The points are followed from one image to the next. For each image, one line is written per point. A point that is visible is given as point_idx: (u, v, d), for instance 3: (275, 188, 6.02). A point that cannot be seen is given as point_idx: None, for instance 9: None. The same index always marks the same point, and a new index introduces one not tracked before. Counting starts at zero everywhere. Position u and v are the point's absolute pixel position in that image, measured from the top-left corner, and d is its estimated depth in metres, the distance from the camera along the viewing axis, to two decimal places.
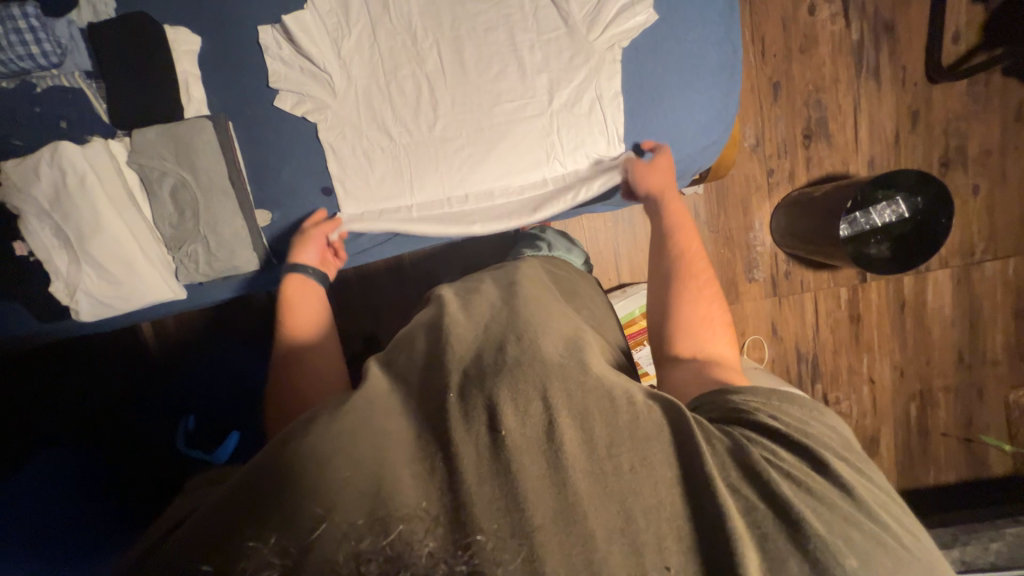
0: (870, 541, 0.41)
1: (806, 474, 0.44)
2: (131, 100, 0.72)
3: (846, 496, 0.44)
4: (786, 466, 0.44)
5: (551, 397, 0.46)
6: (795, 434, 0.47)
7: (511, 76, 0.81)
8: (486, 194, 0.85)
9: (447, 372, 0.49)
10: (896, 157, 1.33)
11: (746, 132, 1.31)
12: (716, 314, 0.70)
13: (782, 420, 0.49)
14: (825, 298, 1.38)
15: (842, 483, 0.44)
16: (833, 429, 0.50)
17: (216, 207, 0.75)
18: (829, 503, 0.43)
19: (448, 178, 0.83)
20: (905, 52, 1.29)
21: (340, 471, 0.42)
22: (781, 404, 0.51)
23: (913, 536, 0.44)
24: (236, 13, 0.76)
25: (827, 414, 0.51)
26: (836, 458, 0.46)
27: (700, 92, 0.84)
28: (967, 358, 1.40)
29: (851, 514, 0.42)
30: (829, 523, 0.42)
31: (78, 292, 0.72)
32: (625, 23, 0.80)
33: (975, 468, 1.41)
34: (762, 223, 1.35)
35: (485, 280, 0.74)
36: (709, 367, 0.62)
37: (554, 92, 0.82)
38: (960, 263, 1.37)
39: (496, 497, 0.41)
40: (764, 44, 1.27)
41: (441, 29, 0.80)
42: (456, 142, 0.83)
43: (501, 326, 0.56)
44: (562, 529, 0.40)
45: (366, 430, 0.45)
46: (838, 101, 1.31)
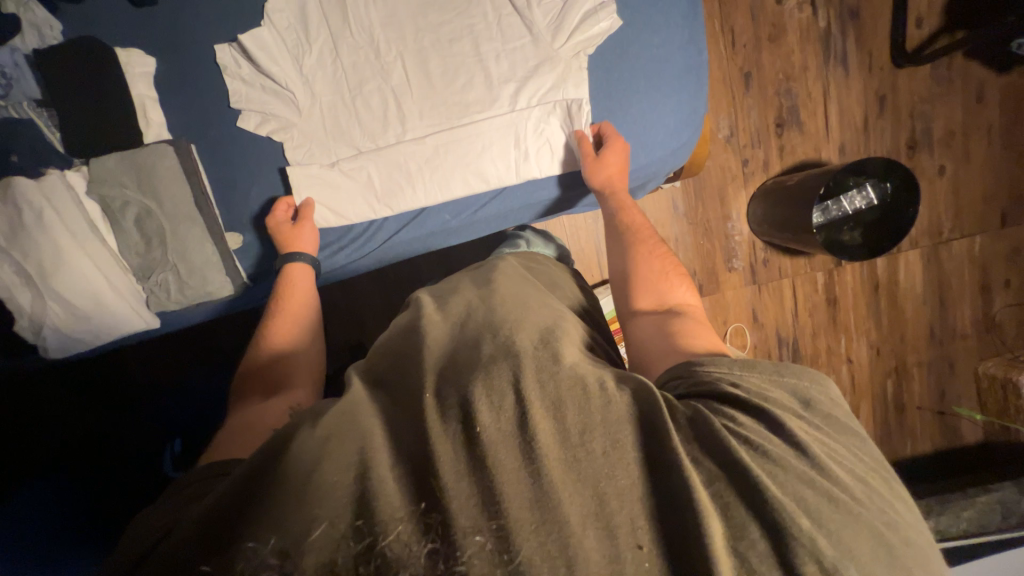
0: (826, 498, 0.42)
1: (772, 441, 0.45)
2: (88, 128, 0.70)
3: (803, 456, 0.44)
4: (747, 434, 0.45)
5: (522, 388, 0.46)
6: (757, 400, 0.48)
7: (477, 87, 0.81)
8: (459, 204, 0.84)
9: (423, 376, 0.50)
10: (865, 141, 1.36)
11: (719, 123, 1.32)
12: (668, 268, 0.75)
13: (744, 388, 0.50)
14: (802, 283, 1.41)
15: (800, 446, 0.45)
16: (799, 395, 0.51)
17: (183, 234, 0.73)
18: (788, 466, 0.43)
19: (420, 189, 0.82)
20: (870, 37, 1.31)
21: (325, 476, 0.41)
22: (742, 373, 0.52)
23: (874, 493, 0.44)
24: (193, 32, 0.74)
25: (792, 376, 0.52)
26: (796, 423, 0.47)
27: (668, 94, 0.85)
28: (938, 333, 1.45)
29: (809, 474, 0.43)
30: (789, 484, 0.42)
31: (45, 328, 0.70)
32: (589, 29, 0.79)
33: (948, 438, 1.47)
34: (739, 212, 1.37)
35: (464, 280, 0.73)
36: (673, 321, 0.65)
37: (521, 99, 0.82)
38: (930, 242, 1.42)
39: (474, 493, 0.41)
40: (733, 36, 1.28)
41: (405, 43, 0.79)
42: (425, 153, 0.81)
43: (478, 324, 0.58)
44: (537, 519, 0.39)
45: (350, 435, 0.44)
46: (807, 88, 1.32)
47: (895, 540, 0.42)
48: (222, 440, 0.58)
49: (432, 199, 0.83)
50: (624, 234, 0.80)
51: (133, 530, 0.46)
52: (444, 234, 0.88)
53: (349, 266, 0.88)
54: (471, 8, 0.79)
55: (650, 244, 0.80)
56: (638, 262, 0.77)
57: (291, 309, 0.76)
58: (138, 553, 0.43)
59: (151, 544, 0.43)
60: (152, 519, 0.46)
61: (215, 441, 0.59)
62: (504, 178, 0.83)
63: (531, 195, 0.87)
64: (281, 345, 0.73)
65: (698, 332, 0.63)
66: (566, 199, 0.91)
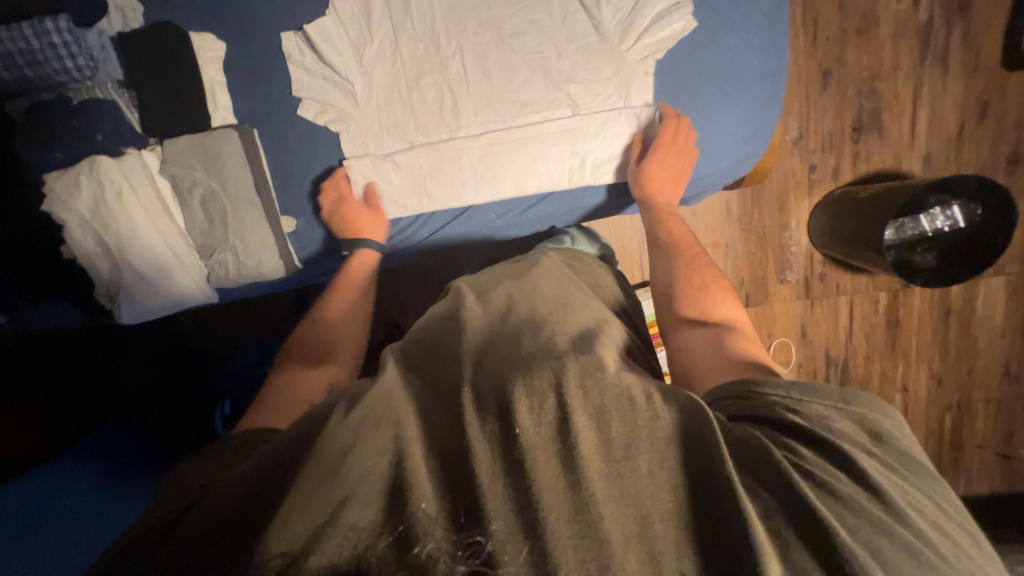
0: (906, 553, 0.38)
1: (836, 477, 0.42)
2: (165, 111, 0.75)
3: (878, 501, 0.41)
4: (808, 466, 0.43)
5: (565, 393, 0.45)
6: (819, 430, 0.45)
7: (535, 85, 0.78)
8: (506, 200, 0.84)
9: (461, 367, 0.50)
10: (957, 153, 1.22)
11: (788, 124, 1.22)
12: (715, 284, 0.72)
13: (803, 415, 0.47)
14: (861, 302, 1.32)
15: (873, 487, 0.42)
16: (864, 423, 0.47)
17: (243, 216, 0.77)
18: (861, 510, 0.40)
19: (470, 183, 0.82)
20: (980, 34, 1.16)
21: (359, 460, 0.42)
22: (802, 398, 0.49)
23: (957, 550, 0.40)
24: (262, 20, 0.76)
25: (857, 404, 0.48)
26: (865, 460, 0.44)
27: (739, 101, 0.80)
28: (1014, 370, 1.32)
29: (886, 523, 0.40)
30: (862, 529, 0.39)
31: (119, 296, 0.76)
32: (659, 32, 0.76)
33: (1009, 483, 1.35)
34: (799, 221, 1.28)
35: (502, 270, 0.72)
36: (727, 335, 0.62)
37: (581, 99, 0.78)
38: (1018, 270, 1.27)
39: (509, 496, 0.40)
40: (816, 28, 1.17)
41: (465, 36, 0.77)
42: (478, 151, 0.80)
43: (517, 320, 0.57)
44: (575, 532, 0.39)
45: (385, 423, 0.45)
46: (896, 90, 1.19)
47: None
48: (264, 403, 0.62)
49: (482, 197, 0.82)
50: (675, 253, 0.78)
51: (164, 492, 0.49)
52: (489, 230, 0.89)
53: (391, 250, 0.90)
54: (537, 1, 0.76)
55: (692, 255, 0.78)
56: (682, 275, 0.74)
57: (346, 288, 0.82)
58: (167, 518, 0.44)
59: (178, 512, 0.45)
60: (184, 483, 0.48)
61: (260, 402, 0.63)
62: (556, 183, 0.82)
63: (578, 197, 0.86)
64: (328, 322, 0.78)
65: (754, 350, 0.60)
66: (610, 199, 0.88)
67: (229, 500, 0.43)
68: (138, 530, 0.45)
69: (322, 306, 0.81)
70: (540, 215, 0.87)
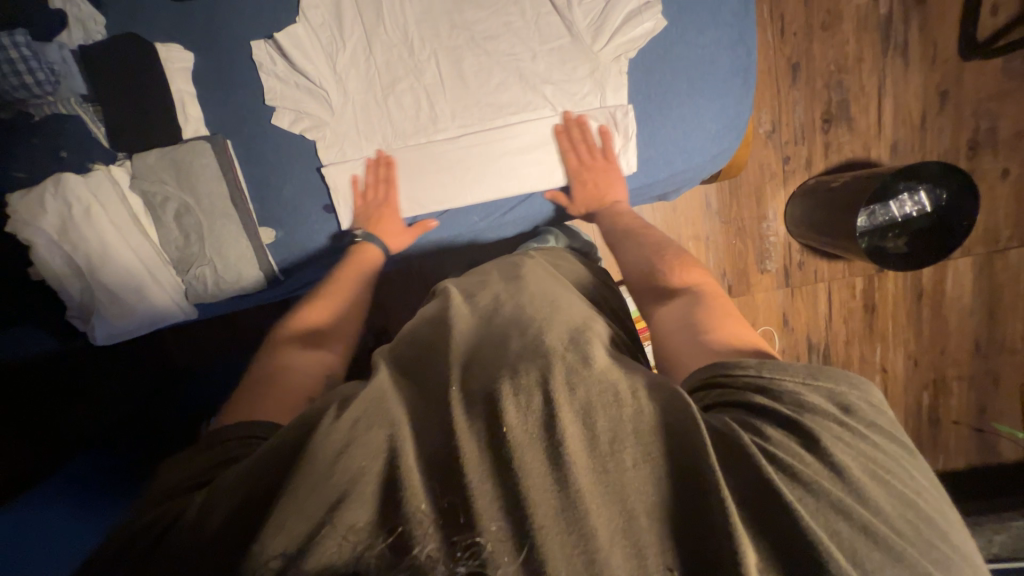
0: (863, 534, 0.40)
1: (803, 462, 0.43)
2: (132, 123, 0.72)
3: (839, 480, 0.42)
4: (778, 453, 0.43)
5: (551, 390, 0.45)
6: (789, 409, 0.46)
7: (512, 87, 0.79)
8: (488, 204, 0.84)
9: (449, 368, 0.50)
10: (921, 140, 1.27)
11: (761, 118, 1.25)
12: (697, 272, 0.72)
13: (773, 396, 0.47)
14: (838, 288, 1.35)
15: (837, 467, 0.42)
16: (834, 397, 0.47)
17: (220, 230, 0.75)
18: (821, 492, 0.41)
19: (451, 188, 0.82)
20: (937, 27, 1.21)
21: (352, 461, 0.42)
22: (773, 376, 0.49)
23: (922, 525, 0.41)
24: (232, 29, 0.75)
25: (829, 380, 0.48)
26: (833, 438, 0.44)
27: (711, 98, 0.81)
28: (984, 347, 1.37)
29: (845, 503, 0.41)
30: (820, 512, 0.40)
31: (93, 317, 0.74)
32: (631, 31, 0.77)
33: (985, 456, 1.41)
34: (776, 212, 1.31)
35: (493, 272, 0.72)
36: (701, 309, 0.62)
37: (559, 100, 0.80)
38: (983, 251, 1.33)
39: (498, 495, 0.40)
40: (783, 24, 1.20)
41: (439, 40, 0.77)
42: (456, 154, 0.80)
43: (505, 321, 0.57)
44: (563, 528, 0.39)
45: (378, 425, 0.44)
46: (861, 81, 1.23)
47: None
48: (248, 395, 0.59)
49: (465, 201, 0.82)
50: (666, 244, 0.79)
51: (149, 493, 0.48)
52: (472, 235, 0.89)
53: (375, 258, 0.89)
54: (509, 4, 0.77)
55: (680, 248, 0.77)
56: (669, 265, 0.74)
57: (339, 283, 0.79)
58: (161, 522, 0.43)
59: (169, 519, 0.44)
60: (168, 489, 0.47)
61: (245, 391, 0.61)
62: (537, 184, 0.83)
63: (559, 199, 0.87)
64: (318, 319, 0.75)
65: (725, 321, 0.60)
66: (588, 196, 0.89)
67: (224, 504, 0.42)
68: (130, 534, 0.44)
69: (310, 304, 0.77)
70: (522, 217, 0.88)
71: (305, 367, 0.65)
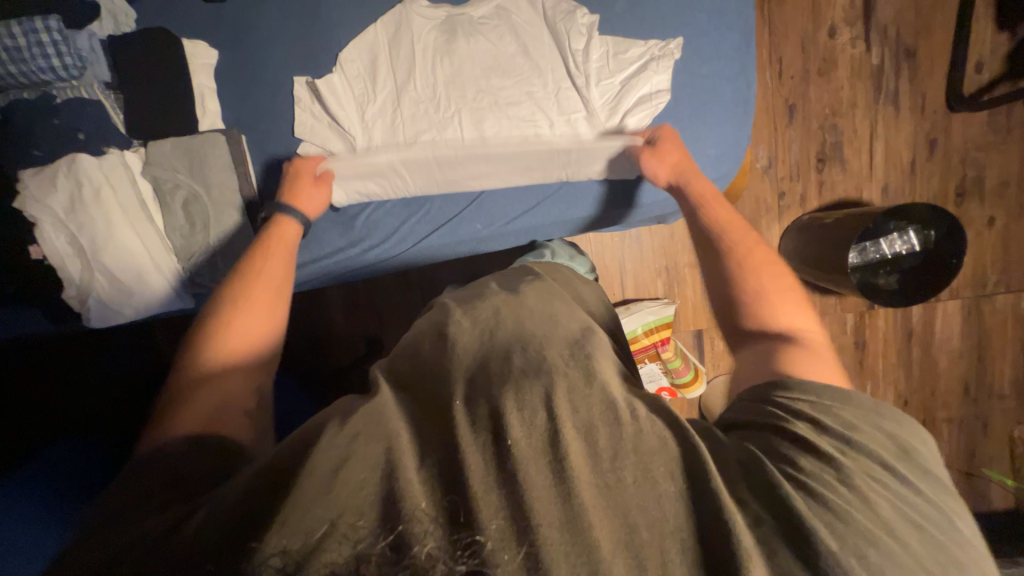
0: (881, 553, 0.39)
1: (823, 484, 0.41)
2: (151, 111, 0.75)
3: (862, 505, 0.41)
4: (804, 478, 0.42)
5: (556, 407, 0.44)
6: (833, 445, 0.44)
7: (529, 147, 0.83)
8: (486, 240, 0.90)
9: (452, 385, 0.49)
10: (911, 185, 1.32)
11: (759, 153, 1.30)
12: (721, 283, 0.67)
13: (824, 429, 0.45)
14: (831, 323, 1.37)
15: (861, 492, 0.41)
16: (907, 450, 0.44)
17: (225, 221, 0.77)
18: (847, 517, 0.40)
19: (454, 225, 0.87)
20: (926, 78, 1.28)
21: (353, 472, 0.41)
22: (829, 408, 0.46)
23: (937, 548, 0.40)
24: (258, 32, 0.79)
25: (901, 430, 0.45)
26: (861, 469, 0.42)
27: (712, 125, 0.85)
28: (973, 389, 1.38)
29: (874, 532, 0.39)
30: (847, 538, 0.39)
31: (89, 299, 0.74)
32: (648, 108, 0.83)
33: (975, 501, 1.39)
34: (771, 245, 1.34)
35: (492, 285, 0.72)
36: (782, 354, 0.55)
37: (565, 165, 0.85)
38: (972, 295, 1.36)
39: (503, 504, 0.40)
40: (781, 67, 1.26)
41: (464, 100, 0.82)
42: (467, 200, 0.87)
43: (507, 334, 0.56)
44: (567, 539, 0.38)
45: (376, 437, 0.43)
46: (855, 125, 1.29)
47: None
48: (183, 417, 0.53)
49: (466, 229, 0.87)
50: None
51: (119, 497, 0.45)
52: (472, 245, 0.90)
53: (362, 261, 0.87)
54: (533, 76, 0.83)
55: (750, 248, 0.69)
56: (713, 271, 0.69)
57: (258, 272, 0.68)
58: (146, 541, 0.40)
59: (171, 524, 0.41)
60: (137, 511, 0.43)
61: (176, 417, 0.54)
62: (534, 225, 0.89)
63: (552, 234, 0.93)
64: (244, 311, 0.64)
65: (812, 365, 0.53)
66: (575, 219, 0.91)
67: (216, 513, 0.40)
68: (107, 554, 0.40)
69: (226, 329, 0.62)
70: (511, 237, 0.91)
71: (251, 347, 0.63)
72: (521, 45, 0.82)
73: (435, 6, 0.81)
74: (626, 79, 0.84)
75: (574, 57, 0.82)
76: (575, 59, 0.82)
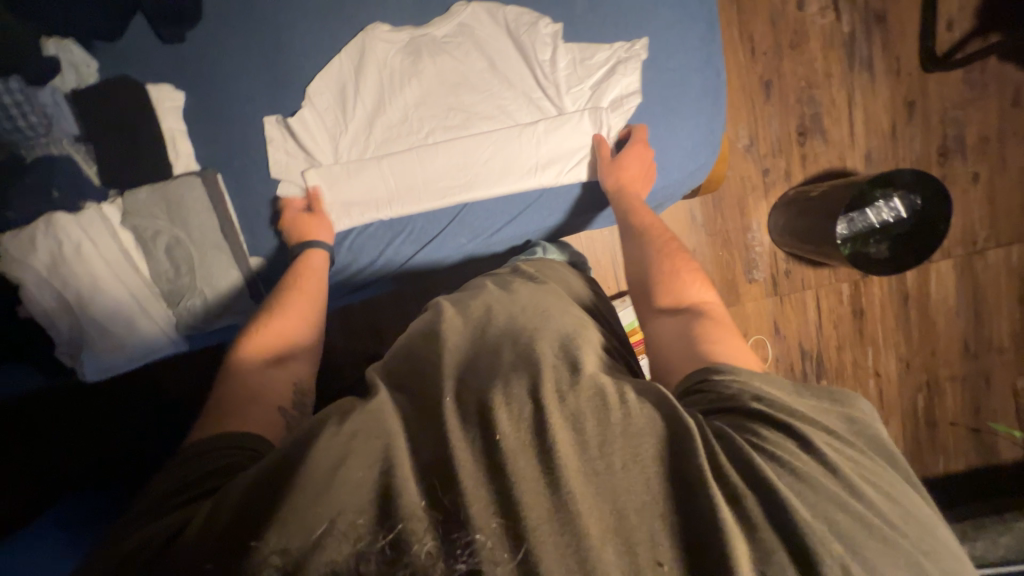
0: (858, 521, 0.39)
1: (796, 459, 0.42)
2: (125, 160, 0.76)
3: (832, 476, 0.42)
4: (767, 447, 0.43)
5: (541, 396, 0.45)
6: (782, 415, 0.45)
7: (505, 156, 0.84)
8: (473, 250, 0.90)
9: (443, 380, 0.49)
10: (892, 149, 1.32)
11: (739, 133, 1.29)
12: (687, 278, 0.69)
13: (768, 401, 0.47)
14: (827, 295, 1.37)
15: (828, 463, 0.42)
16: (869, 434, 0.47)
17: (211, 261, 0.78)
18: (816, 484, 0.41)
19: (437, 239, 0.87)
20: (898, 42, 1.27)
21: (350, 474, 0.41)
22: (762, 387, 0.48)
23: (910, 517, 0.41)
24: (220, 68, 0.78)
25: (848, 406, 0.48)
26: (824, 441, 0.44)
27: (685, 118, 0.86)
28: (973, 345, 1.39)
29: (840, 495, 0.41)
30: (818, 504, 0.40)
31: (83, 354, 0.75)
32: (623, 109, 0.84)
33: (983, 456, 1.40)
34: (760, 222, 1.34)
35: (488, 283, 0.70)
36: (698, 328, 0.59)
37: (547, 172, 0.85)
38: (963, 252, 1.36)
39: (493, 499, 0.40)
40: (753, 44, 1.25)
41: (436, 119, 0.82)
42: (449, 213, 0.86)
43: (500, 329, 0.56)
44: (556, 530, 0.38)
45: (376, 436, 0.44)
46: (831, 95, 1.29)
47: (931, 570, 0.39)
48: (216, 414, 0.57)
49: (454, 239, 0.87)
50: (642, 237, 0.77)
51: (131, 512, 0.46)
52: (461, 255, 0.90)
53: (350, 280, 0.87)
54: (503, 89, 0.83)
55: (665, 241, 0.76)
56: (655, 261, 0.73)
57: (293, 292, 0.73)
58: (153, 542, 0.41)
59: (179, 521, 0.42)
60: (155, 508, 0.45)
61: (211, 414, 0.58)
62: (518, 228, 0.89)
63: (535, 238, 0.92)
64: (280, 324, 0.69)
65: (722, 334, 0.58)
66: (557, 220, 0.91)
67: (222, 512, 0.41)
68: (115, 558, 0.41)
69: (261, 337, 0.67)
70: (498, 245, 0.90)
71: (289, 355, 0.67)
72: (488, 60, 0.83)
73: (396, 29, 0.80)
74: (596, 84, 0.84)
75: (541, 68, 0.83)
76: (541, 69, 0.83)
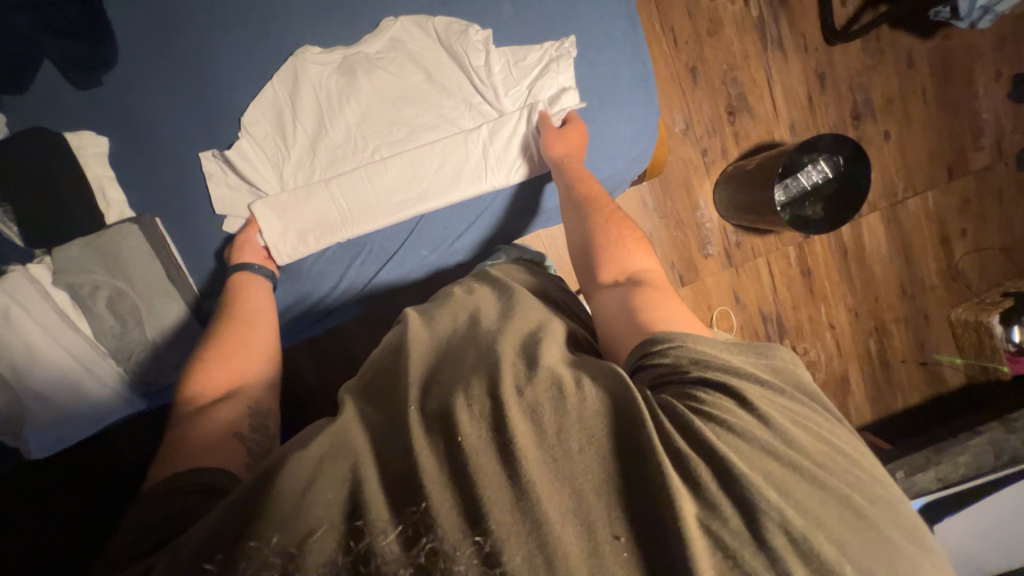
0: (788, 466, 0.42)
1: (736, 416, 0.44)
2: (50, 216, 0.71)
3: (765, 428, 0.44)
4: (706, 409, 0.45)
5: (500, 393, 0.45)
6: (719, 377, 0.47)
7: (453, 164, 0.84)
8: (435, 261, 0.89)
9: (407, 389, 0.49)
10: (812, 118, 1.42)
11: (675, 119, 1.36)
12: (627, 250, 0.72)
13: (705, 366, 0.48)
14: (776, 260, 1.46)
15: (761, 417, 0.45)
16: (801, 387, 0.50)
17: (160, 309, 0.74)
18: (749, 437, 0.43)
19: (397, 255, 0.86)
20: (802, 20, 1.39)
21: (319, 497, 0.41)
22: (707, 352, 0.50)
23: (836, 454, 0.45)
24: (143, 109, 0.75)
25: (779, 363, 0.51)
26: (758, 397, 0.46)
27: (619, 108, 0.89)
28: (909, 287, 1.52)
29: (772, 445, 0.43)
30: (753, 457, 0.42)
31: (24, 431, 0.70)
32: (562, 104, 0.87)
33: (933, 386, 1.53)
34: (706, 200, 1.40)
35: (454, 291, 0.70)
36: (641, 295, 0.62)
37: (497, 173, 0.86)
38: (887, 204, 1.49)
39: (457, 503, 0.40)
40: (675, 35, 1.33)
41: (381, 136, 0.82)
42: (406, 227, 0.85)
43: (461, 338, 0.57)
44: (519, 522, 0.38)
45: (342, 457, 0.43)
46: (751, 75, 1.38)
47: (861, 501, 0.42)
48: (173, 460, 0.54)
49: (413, 252, 0.87)
50: (586, 210, 0.78)
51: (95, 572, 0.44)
52: (423, 268, 0.89)
53: (309, 309, 0.84)
54: (443, 99, 0.85)
55: (608, 213, 0.78)
56: (599, 234, 0.75)
57: (240, 324, 0.70)
58: None
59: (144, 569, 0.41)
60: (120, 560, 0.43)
61: (168, 461, 0.55)
62: (476, 232, 0.90)
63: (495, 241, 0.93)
64: (230, 358, 0.66)
65: (662, 299, 0.61)
66: (514, 220, 0.92)
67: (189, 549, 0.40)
68: None
69: (211, 374, 0.64)
70: (460, 252, 0.90)
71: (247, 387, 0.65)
72: (425, 72, 0.84)
73: (327, 50, 0.80)
74: (532, 83, 0.87)
75: (477, 73, 0.85)
76: (477, 75, 0.85)
